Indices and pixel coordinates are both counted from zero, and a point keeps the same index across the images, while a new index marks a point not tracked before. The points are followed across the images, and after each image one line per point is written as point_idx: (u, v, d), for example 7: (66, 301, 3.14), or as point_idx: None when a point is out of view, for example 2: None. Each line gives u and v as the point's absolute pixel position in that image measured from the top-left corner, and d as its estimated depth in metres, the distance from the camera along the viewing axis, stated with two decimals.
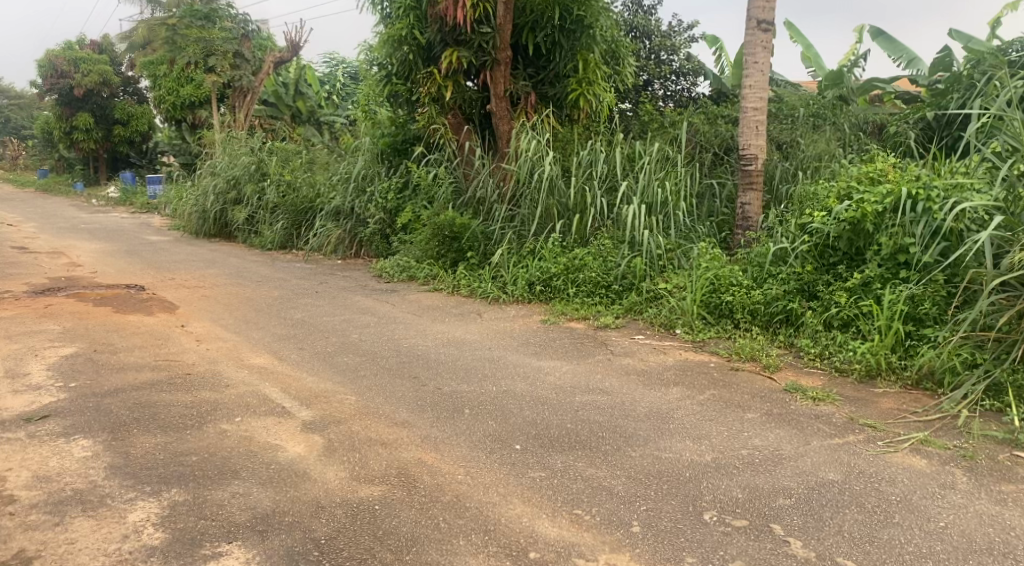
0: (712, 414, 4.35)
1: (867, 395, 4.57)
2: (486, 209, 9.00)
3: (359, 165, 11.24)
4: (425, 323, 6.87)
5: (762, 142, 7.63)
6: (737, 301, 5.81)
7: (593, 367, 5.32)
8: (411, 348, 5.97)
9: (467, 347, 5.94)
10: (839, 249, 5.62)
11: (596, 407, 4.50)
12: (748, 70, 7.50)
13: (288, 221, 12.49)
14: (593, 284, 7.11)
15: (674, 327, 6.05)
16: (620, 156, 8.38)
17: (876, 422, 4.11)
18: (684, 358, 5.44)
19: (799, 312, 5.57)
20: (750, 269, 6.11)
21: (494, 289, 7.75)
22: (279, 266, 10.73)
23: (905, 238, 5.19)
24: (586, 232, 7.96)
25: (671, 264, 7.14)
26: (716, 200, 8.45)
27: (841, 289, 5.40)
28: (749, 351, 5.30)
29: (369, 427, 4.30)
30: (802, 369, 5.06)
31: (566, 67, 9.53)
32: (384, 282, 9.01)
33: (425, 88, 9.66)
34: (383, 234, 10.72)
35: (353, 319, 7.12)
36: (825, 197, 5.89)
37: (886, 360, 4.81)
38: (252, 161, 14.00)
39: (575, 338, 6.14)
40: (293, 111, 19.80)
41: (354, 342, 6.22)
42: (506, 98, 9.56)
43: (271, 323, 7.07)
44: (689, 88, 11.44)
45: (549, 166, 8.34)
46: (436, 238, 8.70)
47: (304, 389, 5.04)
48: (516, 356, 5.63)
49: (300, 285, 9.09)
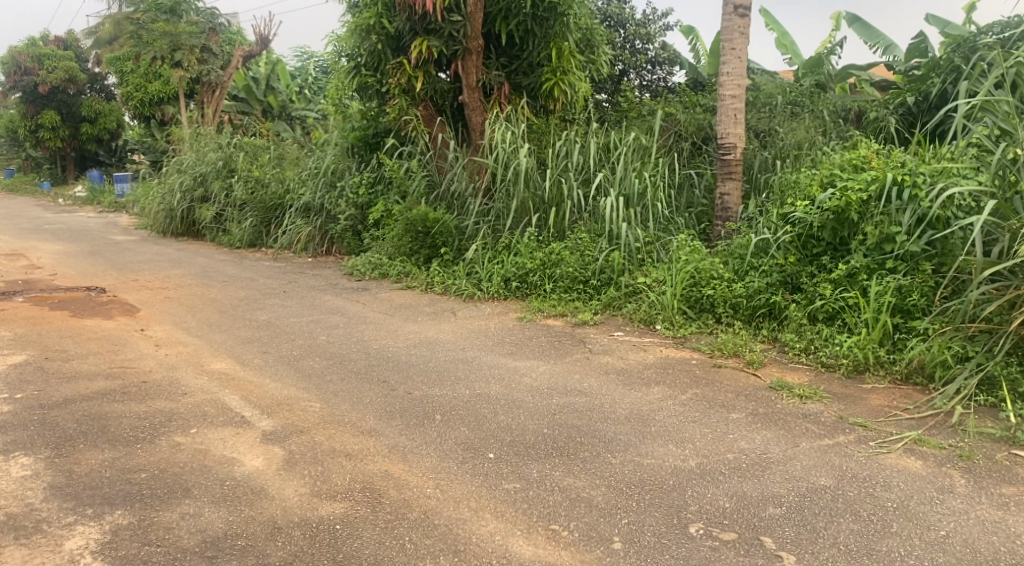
0: (695, 415, 4.14)
1: (855, 391, 4.38)
2: (460, 204, 8.75)
3: (329, 159, 10.94)
4: (396, 323, 6.61)
5: (741, 130, 7.43)
6: (719, 295, 5.62)
7: (570, 367, 5.09)
8: (380, 350, 5.72)
9: (440, 348, 5.70)
10: (823, 239, 5.44)
11: (573, 410, 4.27)
12: (726, 57, 7.31)
13: (257, 218, 12.15)
14: (570, 280, 6.89)
15: (654, 323, 5.85)
16: (596, 146, 8.15)
17: (866, 421, 3.93)
18: (665, 355, 5.24)
19: (782, 305, 5.38)
20: (731, 261, 5.92)
21: (468, 286, 7.52)
22: (247, 265, 10.41)
23: (891, 227, 5.01)
24: (563, 225, 7.74)
25: (650, 257, 6.93)
26: (695, 190, 8.27)
27: (826, 280, 5.22)
28: (732, 347, 5.10)
29: (334, 437, 4.05)
30: (787, 364, 4.87)
31: (540, 55, 9.28)
32: (356, 280, 8.73)
33: (394, 79, 9.38)
34: (354, 231, 10.43)
35: (322, 320, 6.85)
36: (808, 185, 5.70)
37: (874, 354, 4.64)
38: (220, 157, 13.63)
39: (553, 336, 5.91)
40: (265, 107, 19.92)
41: (321, 345, 5.96)
42: (479, 88, 9.31)
43: (235, 325, 6.78)
44: (665, 77, 11.28)
45: (524, 158, 8.10)
46: (408, 234, 8.43)
47: (266, 396, 4.77)
48: (490, 357, 5.39)
49: (268, 285, 8.79)
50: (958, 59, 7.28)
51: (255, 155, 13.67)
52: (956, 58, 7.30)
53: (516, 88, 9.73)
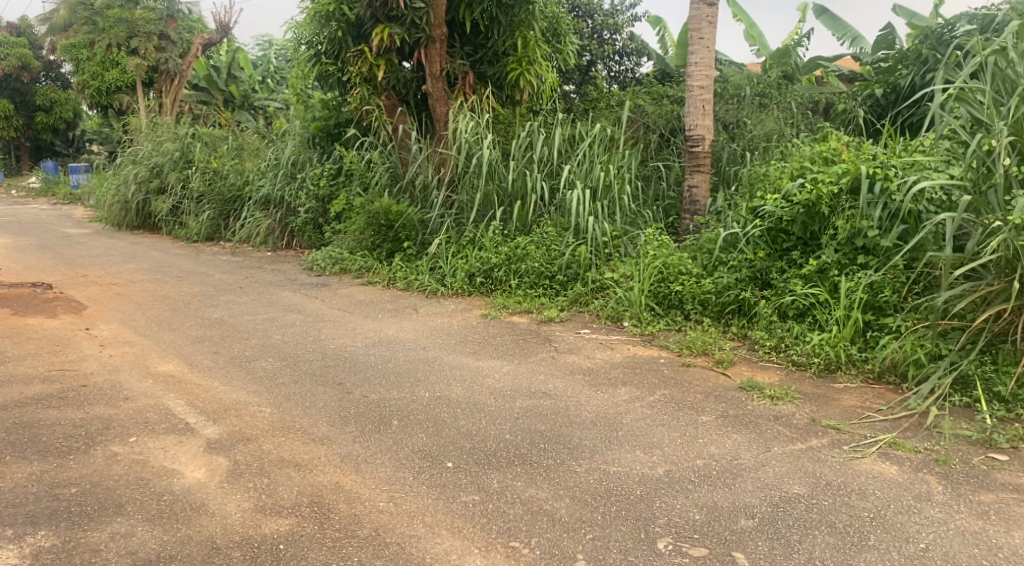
0: (663, 418, 3.97)
1: (828, 391, 4.24)
2: (423, 196, 8.50)
3: (289, 151, 10.63)
4: (355, 321, 6.37)
5: (710, 122, 7.29)
6: (687, 291, 5.47)
7: (535, 367, 4.91)
8: (337, 350, 5.48)
9: (399, 347, 5.48)
10: (793, 233, 5.30)
11: (537, 413, 4.09)
12: (693, 47, 7.16)
13: (215, 211, 11.79)
14: (536, 275, 6.70)
15: (622, 319, 5.69)
16: (562, 138, 7.96)
17: (839, 423, 3.79)
18: (632, 354, 5.07)
19: (752, 302, 5.24)
20: (700, 256, 5.78)
21: (432, 282, 7.30)
22: (204, 260, 10.07)
23: (862, 221, 4.87)
24: (528, 218, 7.53)
25: (617, 252, 6.77)
26: (663, 183, 8.13)
27: (796, 276, 5.08)
28: (701, 346, 4.94)
29: (283, 446, 3.84)
30: (757, 363, 4.72)
31: (505, 44, 9.04)
32: (315, 275, 8.47)
33: (355, 68, 9.08)
34: (315, 224, 10.14)
35: (278, 318, 6.59)
36: (778, 178, 5.56)
37: (846, 352, 4.50)
38: (176, 147, 13.20)
39: (517, 334, 5.72)
40: (227, 96, 19.39)
41: (276, 345, 5.71)
42: (442, 78, 9.07)
43: (186, 323, 6.49)
44: (633, 68, 11.13)
45: (488, 150, 7.87)
46: (370, 228, 8.18)
47: (214, 401, 4.53)
48: (452, 357, 5.19)
49: (224, 281, 8.49)
50: (927, 50, 7.21)
51: (213, 146, 13.26)
52: (925, 48, 7.23)
53: (481, 78, 9.49)
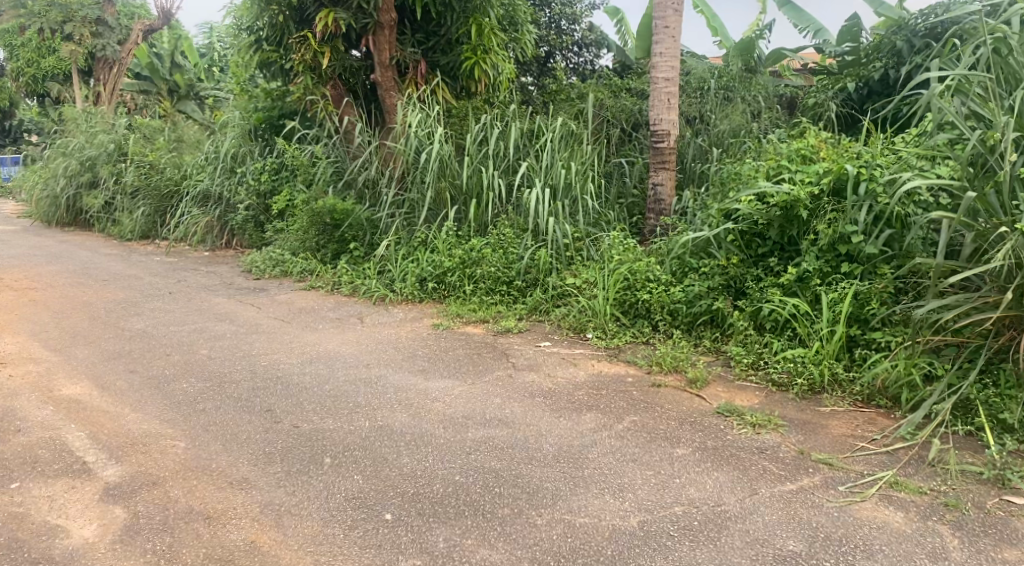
0: (634, 451, 3.50)
1: (813, 416, 3.81)
2: (372, 194, 7.93)
3: (228, 143, 9.95)
4: (293, 332, 5.80)
5: (675, 116, 6.88)
6: (655, 300, 5.05)
7: (490, 389, 4.40)
8: (270, 368, 4.92)
9: (339, 364, 4.94)
10: (769, 238, 4.86)
11: (491, 447, 3.59)
12: (658, 36, 6.74)
13: (150, 207, 11.01)
14: (492, 280, 6.19)
15: (585, 330, 5.26)
16: (519, 131, 7.45)
17: (830, 457, 3.36)
18: (597, 371, 4.61)
19: (726, 312, 4.80)
20: (669, 262, 5.35)
21: (379, 287, 6.75)
22: (135, 261, 9.34)
23: (846, 225, 4.43)
24: (483, 219, 7.03)
25: (579, 255, 6.30)
26: (626, 180, 7.72)
27: (774, 285, 4.65)
28: (671, 362, 4.50)
29: (194, 492, 3.30)
30: (734, 382, 4.28)
31: (458, 32, 8.50)
32: (253, 278, 7.87)
33: (298, 55, 8.42)
34: (257, 221, 9.50)
35: (208, 329, 5.98)
36: (752, 177, 5.12)
37: (831, 371, 4.08)
38: (110, 139, 12.30)
39: (471, 347, 5.21)
40: (172, 87, 18.13)
41: (202, 363, 5.12)
42: (392, 67, 8.50)
43: (103, 336, 5.84)
44: (592, 60, 10.69)
45: (440, 144, 7.32)
46: (314, 227, 7.59)
47: (121, 434, 3.94)
48: (397, 376, 4.67)
49: (154, 285, 7.81)
50: (901, 41, 6.86)
51: (151, 138, 12.43)
52: (899, 39, 6.89)
53: (432, 67, 8.94)
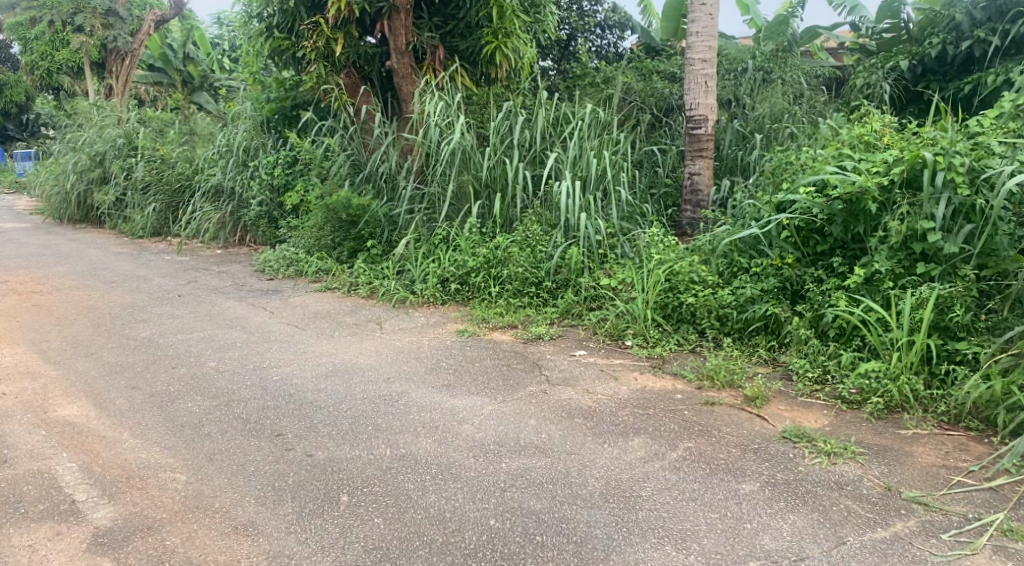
0: (693, 488, 3.06)
1: (895, 441, 3.34)
2: (390, 188, 7.51)
3: (240, 136, 9.55)
4: (307, 340, 5.39)
5: (713, 100, 6.38)
6: (701, 303, 4.59)
7: (523, 409, 3.96)
8: (282, 383, 4.52)
9: (356, 378, 4.52)
10: (830, 235, 4.38)
11: (528, 483, 3.16)
12: (694, 14, 6.26)
13: (162, 203, 10.64)
14: (520, 281, 5.76)
15: (623, 337, 4.83)
16: (545, 120, 6.99)
17: (925, 495, 2.92)
18: (641, 385, 4.16)
19: (783, 318, 4.33)
20: (715, 261, 4.90)
21: (398, 289, 6.33)
22: (145, 260, 8.96)
23: (922, 221, 3.93)
24: (508, 214, 6.58)
25: (612, 253, 5.85)
26: (659, 170, 7.25)
27: (837, 288, 4.17)
28: (725, 376, 4.05)
29: (194, 540, 2.91)
30: (798, 399, 3.83)
31: (478, 15, 8.01)
32: (267, 279, 7.48)
33: (310, 42, 8.01)
34: (271, 217, 9.10)
35: (216, 337, 5.59)
36: (808, 166, 4.63)
37: (911, 388, 3.60)
38: (120, 133, 11.90)
39: (499, 357, 4.78)
40: (185, 77, 17.86)
41: (208, 377, 4.72)
42: (409, 53, 8.05)
43: (105, 346, 5.46)
44: (615, 42, 10.15)
45: (461, 135, 6.87)
46: (329, 224, 7.19)
47: (115, 465, 3.55)
48: (420, 393, 4.24)
49: (163, 287, 7.44)
50: (960, 13, 6.37)
51: (162, 132, 12.06)
52: (958, 12, 6.39)
53: (450, 52, 8.46)
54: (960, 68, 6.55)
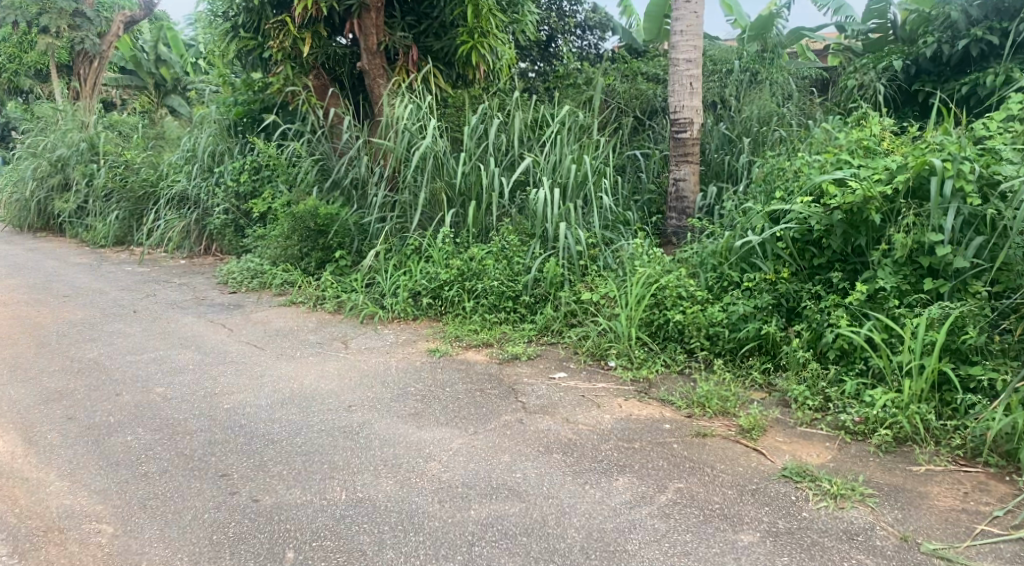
0: (684, 540, 2.72)
1: (906, 480, 3.01)
2: (361, 195, 7.13)
3: (205, 140, 9.14)
4: (266, 361, 5.00)
5: (699, 103, 6.06)
6: (690, 321, 4.25)
7: (496, 443, 3.59)
8: (233, 413, 4.13)
9: (315, 407, 4.13)
10: (828, 247, 4.05)
11: (500, 537, 2.81)
12: (678, 11, 5.93)
13: (125, 211, 10.18)
14: (496, 296, 5.39)
15: (606, 357, 4.48)
16: (524, 123, 6.64)
17: (946, 549, 2.60)
18: (626, 413, 3.81)
19: (778, 338, 3.99)
20: (704, 275, 4.57)
21: (367, 303, 5.95)
22: (103, 271, 8.52)
23: (929, 233, 3.61)
24: (484, 223, 6.22)
25: (595, 265, 5.51)
26: (643, 175, 6.91)
27: (837, 305, 3.84)
28: (716, 403, 3.71)
29: None
30: (797, 430, 3.50)
31: (452, 14, 7.64)
32: (229, 292, 7.07)
33: (276, 42, 7.61)
34: (236, 226, 8.66)
35: (169, 358, 5.18)
36: (802, 172, 4.30)
37: (922, 419, 3.27)
38: (83, 137, 11.41)
39: (472, 381, 4.40)
40: (158, 80, 17.60)
41: (153, 406, 4.31)
42: (380, 53, 7.67)
43: (46, 369, 5.03)
44: (596, 43, 9.81)
45: (434, 139, 6.50)
46: (296, 234, 6.79)
47: (34, 516, 3.16)
48: (384, 424, 3.87)
49: (118, 300, 7.01)
50: (956, 11, 6.09)
51: (128, 137, 11.58)
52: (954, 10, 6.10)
53: (424, 53, 8.09)
54: (955, 69, 6.23)
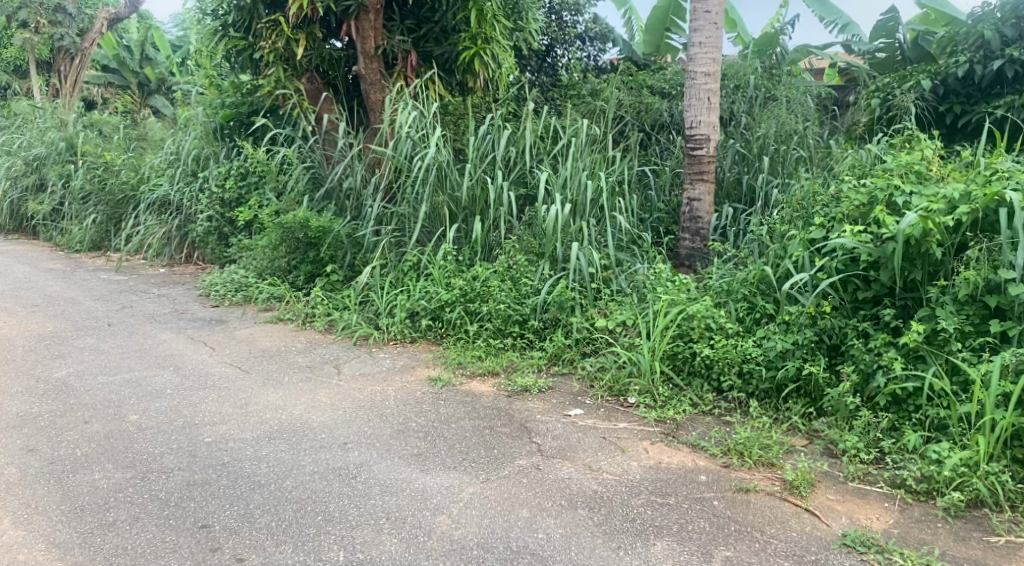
0: None
1: (986, 554, 2.69)
2: (355, 206, 6.74)
3: (188, 144, 8.70)
4: (250, 388, 4.56)
5: (716, 119, 5.70)
6: (720, 355, 3.88)
7: (512, 494, 3.18)
8: (214, 448, 3.70)
9: (305, 444, 3.71)
10: (877, 280, 3.71)
11: None
12: (696, 21, 5.59)
13: (101, 215, 9.67)
14: (503, 319, 5.00)
15: (626, 394, 4.09)
16: (533, 135, 6.28)
17: None
18: (655, 460, 3.42)
19: (822, 380, 3.64)
20: (734, 306, 4.21)
21: (360, 323, 5.54)
22: (77, 279, 8.02)
23: (1000, 270, 3.29)
24: (488, 240, 5.83)
25: (608, 289, 5.14)
26: (653, 193, 6.56)
27: (890, 345, 3.50)
28: (757, 452, 3.35)
29: None
30: (849, 486, 3.14)
31: (455, 19, 7.26)
32: (211, 305, 6.63)
33: (268, 43, 7.21)
34: (220, 234, 8.21)
35: (144, 381, 4.73)
36: (847, 197, 3.96)
37: (996, 480, 2.93)
38: (61, 136, 10.89)
39: (479, 417, 3.99)
40: (143, 79, 17.08)
41: (124, 437, 3.86)
42: (378, 57, 7.28)
43: (7, 390, 4.57)
44: (596, 55, 9.44)
45: (436, 149, 6.12)
46: (285, 245, 6.36)
47: None
48: (385, 466, 3.46)
49: (91, 312, 6.54)
50: (990, 29, 5.82)
51: (107, 137, 11.09)
52: (988, 29, 5.81)
53: (424, 58, 7.71)
54: (986, 91, 5.94)
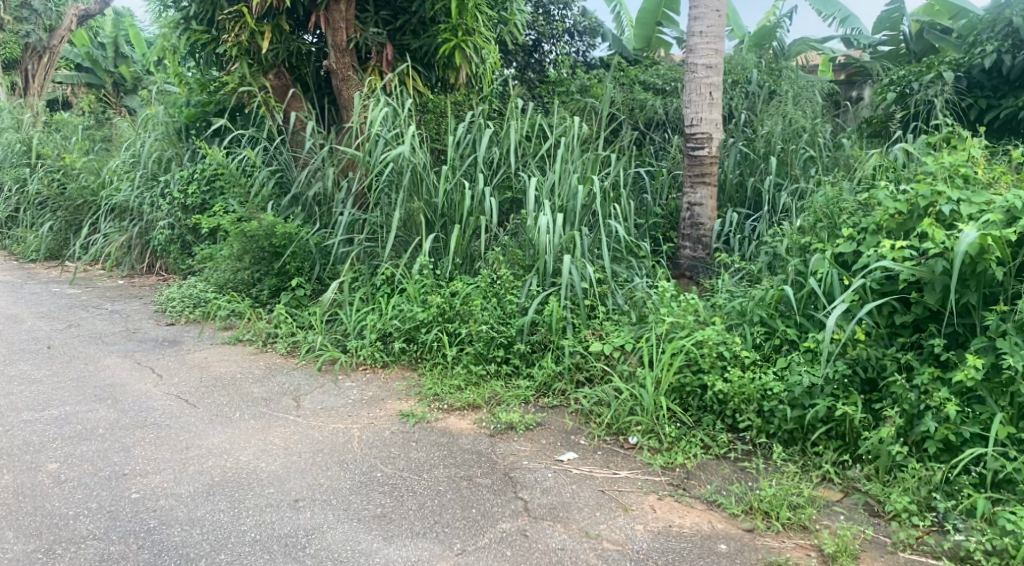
0: None
1: None
2: (325, 212, 6.16)
3: (148, 146, 8.07)
4: (195, 426, 3.97)
5: (719, 116, 5.15)
6: (737, 391, 3.32)
7: None
8: (139, 508, 3.11)
9: (247, 502, 3.13)
10: (921, 301, 3.18)
11: None
12: (698, 8, 5.02)
13: (58, 221, 9.04)
14: (485, 341, 4.44)
15: (627, 433, 3.53)
16: (518, 133, 5.70)
17: None
18: (664, 524, 2.86)
19: (858, 422, 3.10)
20: (749, 329, 3.65)
21: (326, 346, 4.95)
22: (26, 293, 7.39)
23: None
24: (470, 251, 5.26)
25: (603, 306, 4.58)
26: (650, 197, 6.00)
27: (940, 380, 2.98)
28: (786, 514, 2.80)
29: None
30: (900, 558, 2.61)
31: (433, 9, 6.67)
32: (166, 322, 6.03)
33: (230, 36, 6.62)
34: (183, 242, 7.61)
35: (75, 417, 4.13)
36: (881, 204, 3.42)
37: None
38: (19, 137, 10.24)
39: (456, 464, 3.41)
40: (117, 79, 16.30)
41: (37, 493, 3.27)
42: (350, 51, 6.69)
43: None
44: (585, 51, 8.85)
45: (412, 150, 5.52)
46: (248, 256, 5.73)
47: None
48: (341, 533, 2.89)
49: (33, 331, 5.93)
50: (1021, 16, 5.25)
51: (70, 139, 10.43)
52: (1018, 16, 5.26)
53: (400, 52, 7.12)
54: (1015, 84, 5.41)
